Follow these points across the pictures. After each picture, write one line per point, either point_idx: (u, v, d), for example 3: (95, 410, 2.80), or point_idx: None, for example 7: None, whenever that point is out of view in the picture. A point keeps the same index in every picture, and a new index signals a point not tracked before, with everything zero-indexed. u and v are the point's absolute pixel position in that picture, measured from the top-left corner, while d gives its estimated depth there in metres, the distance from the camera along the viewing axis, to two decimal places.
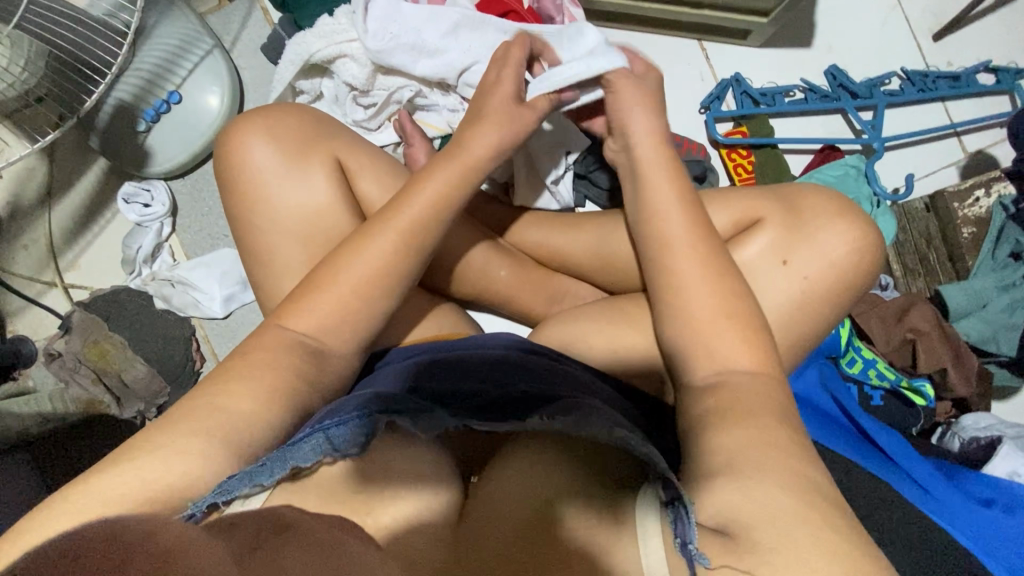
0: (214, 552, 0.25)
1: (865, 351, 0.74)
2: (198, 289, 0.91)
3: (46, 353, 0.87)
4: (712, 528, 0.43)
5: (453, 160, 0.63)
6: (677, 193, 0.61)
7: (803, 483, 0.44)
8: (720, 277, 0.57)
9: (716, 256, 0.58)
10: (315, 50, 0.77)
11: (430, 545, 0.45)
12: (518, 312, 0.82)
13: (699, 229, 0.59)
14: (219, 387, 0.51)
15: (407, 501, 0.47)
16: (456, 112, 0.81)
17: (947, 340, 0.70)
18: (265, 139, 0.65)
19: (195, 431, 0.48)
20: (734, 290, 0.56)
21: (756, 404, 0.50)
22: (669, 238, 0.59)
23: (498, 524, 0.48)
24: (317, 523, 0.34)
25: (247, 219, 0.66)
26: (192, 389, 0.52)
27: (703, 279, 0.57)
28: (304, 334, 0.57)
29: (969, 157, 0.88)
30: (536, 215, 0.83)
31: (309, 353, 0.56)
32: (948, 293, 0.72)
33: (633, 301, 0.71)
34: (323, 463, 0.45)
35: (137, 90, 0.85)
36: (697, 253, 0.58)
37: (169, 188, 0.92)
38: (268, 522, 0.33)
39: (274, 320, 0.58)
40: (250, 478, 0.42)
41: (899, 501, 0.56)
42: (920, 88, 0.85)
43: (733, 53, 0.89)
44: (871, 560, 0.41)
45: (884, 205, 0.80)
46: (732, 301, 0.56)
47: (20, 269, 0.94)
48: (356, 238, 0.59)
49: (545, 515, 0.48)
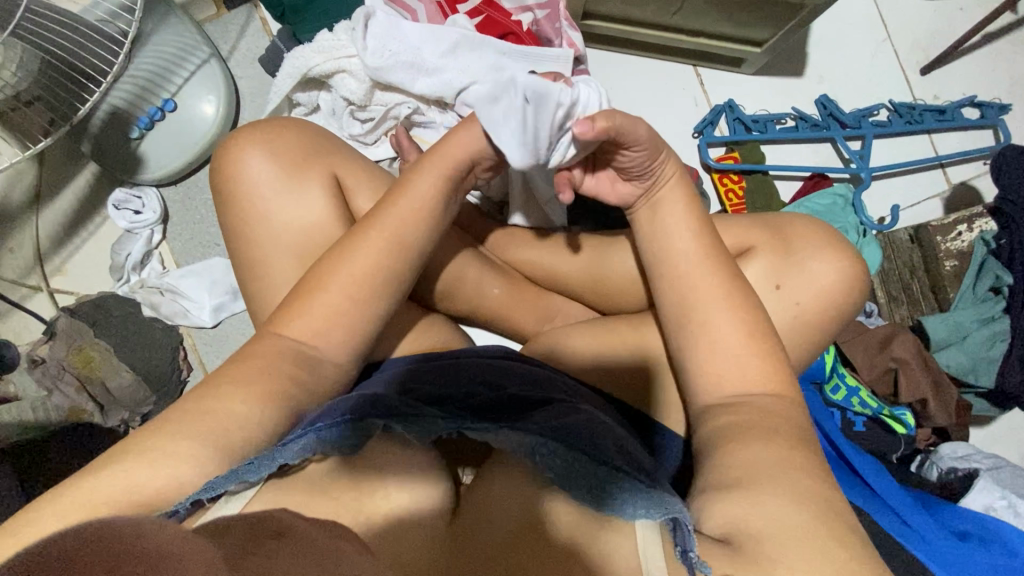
0: (205, 559, 0.26)
1: (849, 379, 0.75)
2: (186, 297, 0.91)
3: (29, 359, 0.87)
4: (718, 538, 0.45)
5: (451, 180, 0.63)
6: (680, 209, 0.61)
7: (791, 514, 0.44)
8: (728, 302, 0.57)
9: (717, 283, 0.58)
10: (314, 65, 0.77)
11: (420, 547, 0.46)
12: (510, 330, 0.82)
13: (702, 255, 0.59)
14: (206, 407, 0.50)
15: (401, 501, 0.48)
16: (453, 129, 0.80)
17: (927, 369, 0.72)
18: (261, 155, 0.65)
19: (180, 453, 0.47)
20: (735, 316, 0.56)
21: (745, 433, 0.51)
22: (681, 262, 0.60)
23: (486, 527, 0.49)
24: (315, 530, 0.36)
25: (242, 233, 0.66)
26: (178, 407, 0.52)
27: (711, 302, 0.57)
28: (297, 352, 0.57)
29: (952, 188, 0.90)
30: (530, 234, 0.83)
31: (300, 373, 0.56)
32: (930, 324, 0.74)
33: (624, 323, 0.72)
34: (312, 459, 0.46)
35: (131, 97, 0.85)
36: (689, 283, 0.59)
37: (160, 195, 0.91)
38: (265, 527, 0.34)
39: (266, 334, 0.58)
40: (237, 476, 0.43)
41: (881, 532, 0.56)
42: (907, 121, 0.87)
43: (727, 80, 0.90)
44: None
45: (870, 234, 0.82)
46: (732, 326, 0.56)
47: (6, 273, 0.93)
48: (351, 256, 0.59)
49: (533, 522, 0.48)
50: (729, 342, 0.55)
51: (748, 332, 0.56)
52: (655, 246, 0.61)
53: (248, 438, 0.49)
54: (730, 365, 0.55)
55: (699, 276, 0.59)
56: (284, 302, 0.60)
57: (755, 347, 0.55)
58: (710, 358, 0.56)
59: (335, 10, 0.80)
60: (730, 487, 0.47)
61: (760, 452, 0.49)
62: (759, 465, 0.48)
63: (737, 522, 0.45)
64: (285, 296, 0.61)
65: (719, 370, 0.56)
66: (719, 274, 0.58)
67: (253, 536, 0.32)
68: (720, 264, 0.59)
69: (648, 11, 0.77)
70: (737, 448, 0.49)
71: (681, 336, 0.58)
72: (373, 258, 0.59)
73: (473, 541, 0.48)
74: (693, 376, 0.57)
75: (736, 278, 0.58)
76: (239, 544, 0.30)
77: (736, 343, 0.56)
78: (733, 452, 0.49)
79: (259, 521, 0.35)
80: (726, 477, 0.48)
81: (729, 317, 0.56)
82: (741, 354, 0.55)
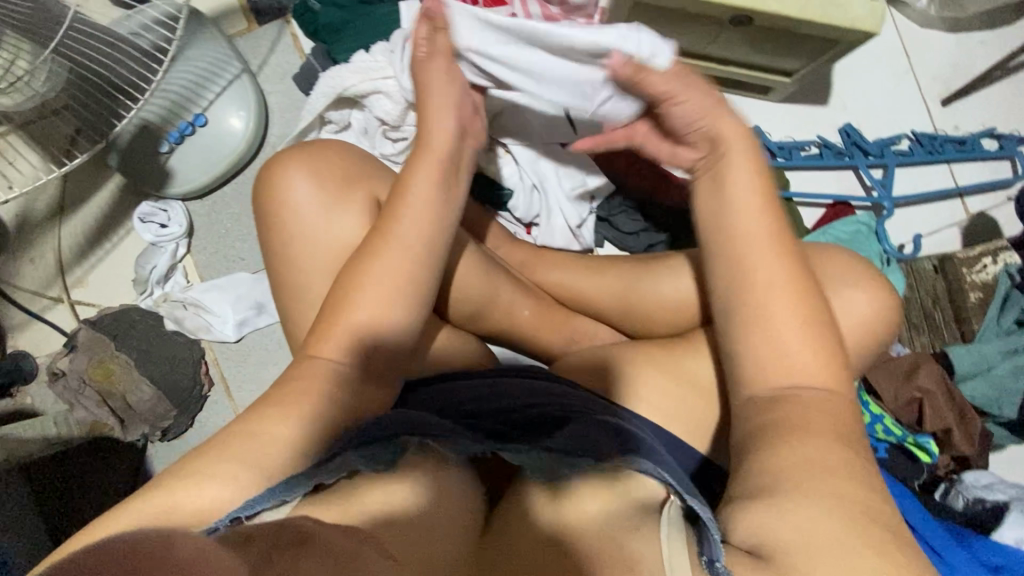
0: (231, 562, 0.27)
1: (873, 406, 0.75)
2: (210, 312, 0.90)
3: (50, 372, 0.87)
4: (747, 550, 0.44)
5: None
6: (748, 175, 0.55)
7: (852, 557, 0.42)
8: (787, 305, 0.53)
9: (788, 282, 0.53)
10: (349, 85, 0.78)
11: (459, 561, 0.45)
12: (538, 352, 0.82)
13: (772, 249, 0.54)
14: (252, 435, 0.50)
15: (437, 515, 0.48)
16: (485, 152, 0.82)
17: (951, 399, 0.73)
18: (303, 175, 0.65)
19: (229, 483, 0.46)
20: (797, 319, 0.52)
21: (799, 427, 0.49)
22: (740, 230, 0.54)
23: (524, 541, 0.48)
24: (331, 532, 0.37)
25: (282, 255, 0.67)
26: (224, 433, 0.51)
27: (781, 298, 0.52)
28: (341, 379, 0.56)
29: (971, 218, 0.92)
30: (559, 256, 0.84)
31: (344, 400, 0.55)
32: (955, 355, 0.75)
33: (656, 349, 0.72)
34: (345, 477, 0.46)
35: (163, 112, 0.86)
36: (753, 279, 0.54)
37: (186, 209, 0.91)
38: (288, 532, 0.36)
39: (308, 359, 0.58)
40: (274, 495, 0.42)
41: None
42: (929, 151, 0.89)
43: (754, 107, 0.92)
44: None
45: (892, 262, 0.84)
46: (793, 333, 0.52)
47: (26, 283, 0.92)
48: (394, 281, 0.59)
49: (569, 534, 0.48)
50: (788, 351, 0.52)
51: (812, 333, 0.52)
52: (714, 214, 0.55)
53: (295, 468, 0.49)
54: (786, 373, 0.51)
55: (760, 249, 0.53)
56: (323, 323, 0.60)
57: (814, 353, 0.52)
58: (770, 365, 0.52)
59: (371, 30, 0.80)
60: (757, 496, 0.46)
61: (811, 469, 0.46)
62: (807, 482, 0.46)
63: (768, 530, 0.44)
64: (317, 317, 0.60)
65: (778, 370, 0.52)
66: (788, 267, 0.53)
67: (276, 546, 0.34)
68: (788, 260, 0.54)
69: (682, 39, 0.78)
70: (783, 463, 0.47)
71: (728, 309, 0.55)
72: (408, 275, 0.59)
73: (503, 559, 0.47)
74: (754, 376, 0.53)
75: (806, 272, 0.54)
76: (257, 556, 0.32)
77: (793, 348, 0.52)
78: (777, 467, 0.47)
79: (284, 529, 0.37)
80: (755, 484, 0.47)
81: (786, 295, 0.52)
82: (801, 360, 0.51)
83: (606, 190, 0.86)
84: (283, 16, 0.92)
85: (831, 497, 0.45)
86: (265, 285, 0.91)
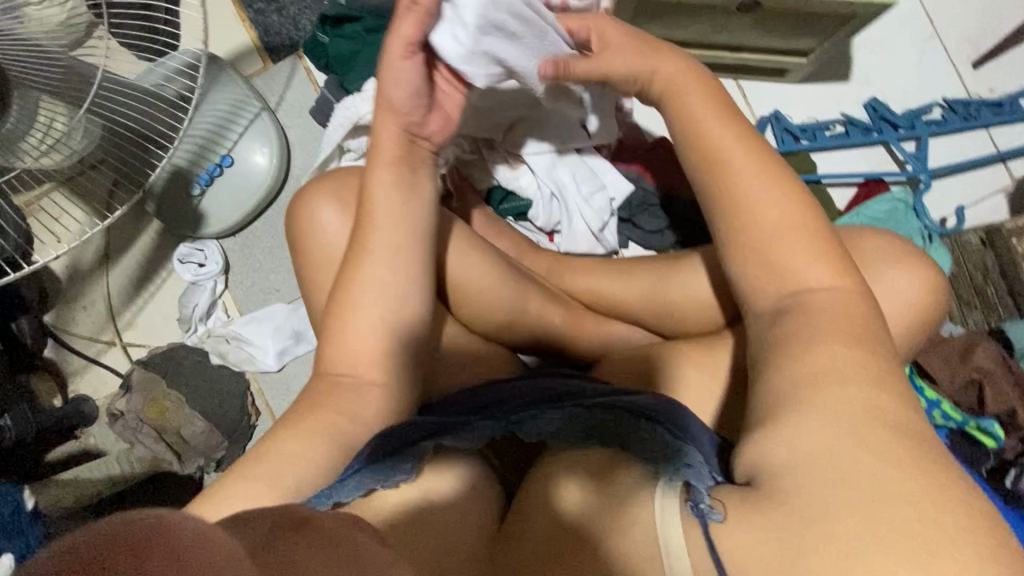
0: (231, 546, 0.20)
1: (953, 412, 0.71)
2: (252, 344, 0.93)
3: (110, 413, 0.91)
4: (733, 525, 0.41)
5: None
6: (802, 274, 0.51)
7: None
8: (829, 316, 0.48)
9: (822, 301, 0.49)
10: (364, 114, 0.80)
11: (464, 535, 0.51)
12: (570, 359, 0.81)
13: (818, 272, 0.51)
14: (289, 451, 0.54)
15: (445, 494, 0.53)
16: (512, 175, 0.83)
17: (1010, 376, 0.70)
18: (328, 206, 0.68)
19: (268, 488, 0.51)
20: (838, 329, 0.47)
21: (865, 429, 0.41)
22: (799, 304, 0.50)
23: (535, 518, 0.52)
24: (333, 517, 0.29)
25: (313, 282, 0.69)
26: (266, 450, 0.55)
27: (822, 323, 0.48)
28: (367, 390, 0.60)
29: (1017, 183, 0.86)
30: (586, 262, 0.83)
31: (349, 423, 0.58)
32: (1013, 331, 0.73)
33: (692, 349, 0.71)
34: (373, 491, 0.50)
35: (192, 155, 0.89)
36: (809, 311, 0.49)
37: (221, 247, 0.95)
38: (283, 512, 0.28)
39: (327, 378, 0.61)
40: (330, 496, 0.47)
41: None
42: (964, 117, 0.85)
43: (772, 90, 0.89)
44: None
45: (935, 238, 0.80)
46: (839, 337, 0.46)
47: (81, 330, 0.97)
48: (405, 299, 0.63)
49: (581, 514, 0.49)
50: (832, 351, 0.46)
51: (853, 341, 0.46)
52: (771, 286, 0.52)
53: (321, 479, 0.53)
54: (820, 361, 0.45)
55: (811, 317, 0.48)
56: (344, 337, 0.62)
57: (851, 333, 0.47)
58: (803, 368, 0.46)
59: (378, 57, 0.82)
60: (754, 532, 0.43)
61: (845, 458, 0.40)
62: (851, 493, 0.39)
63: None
64: (343, 337, 0.62)
65: (821, 394, 0.44)
66: (834, 299, 0.50)
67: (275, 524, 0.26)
68: (856, 312, 0.49)
69: (690, 31, 0.77)
70: (814, 447, 0.41)
71: (784, 335, 0.49)
72: (410, 270, 0.63)
73: (519, 552, 0.50)
74: (768, 382, 0.47)
75: (864, 323, 0.48)
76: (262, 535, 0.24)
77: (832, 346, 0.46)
78: (806, 466, 0.41)
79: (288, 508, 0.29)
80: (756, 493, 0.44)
81: (820, 311, 0.49)
82: (848, 350, 0.45)
83: (624, 191, 0.85)
84: (294, 52, 0.94)
85: (865, 479, 0.39)
86: (301, 313, 0.94)
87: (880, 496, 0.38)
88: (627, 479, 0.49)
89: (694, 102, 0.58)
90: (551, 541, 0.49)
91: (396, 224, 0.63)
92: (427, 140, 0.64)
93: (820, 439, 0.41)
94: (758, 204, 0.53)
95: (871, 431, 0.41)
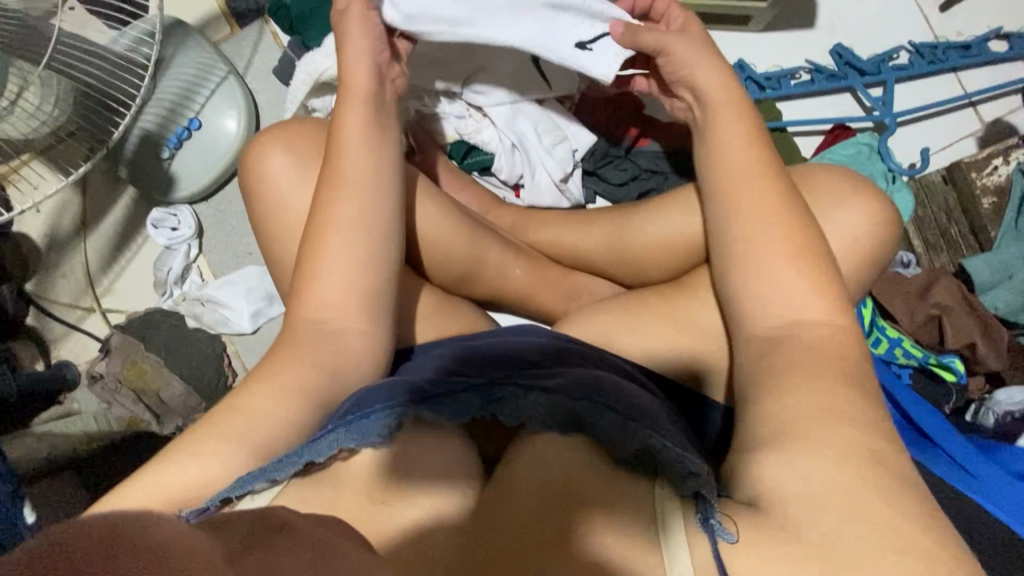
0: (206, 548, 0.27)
1: (914, 350, 0.71)
2: (226, 306, 0.94)
3: (90, 375, 0.92)
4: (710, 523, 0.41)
5: None
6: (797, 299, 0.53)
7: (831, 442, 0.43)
8: (814, 353, 0.50)
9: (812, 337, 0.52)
10: (324, 69, 0.80)
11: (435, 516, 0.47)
12: (536, 312, 0.82)
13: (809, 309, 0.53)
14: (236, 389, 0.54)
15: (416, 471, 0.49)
16: (472, 126, 0.84)
17: (973, 313, 0.70)
18: (283, 155, 0.68)
19: (216, 435, 0.50)
20: (823, 367, 0.49)
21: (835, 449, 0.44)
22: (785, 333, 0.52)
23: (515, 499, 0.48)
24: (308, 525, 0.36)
25: (271, 231, 0.70)
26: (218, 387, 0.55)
27: (807, 356, 0.50)
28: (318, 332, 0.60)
29: (987, 126, 0.85)
30: (551, 215, 0.83)
31: (329, 371, 0.56)
32: (972, 266, 0.73)
33: (652, 293, 0.71)
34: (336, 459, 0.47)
35: (160, 119, 0.90)
36: (797, 345, 0.51)
37: (194, 212, 0.96)
38: (264, 522, 0.34)
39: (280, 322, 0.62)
40: (267, 470, 0.45)
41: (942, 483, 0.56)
42: (930, 60, 0.83)
43: (735, 39, 0.89)
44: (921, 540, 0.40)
45: (900, 180, 0.80)
46: (826, 376, 0.49)
47: (61, 297, 0.99)
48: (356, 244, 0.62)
49: (572, 508, 0.46)
50: (816, 386, 0.48)
51: (836, 379, 0.48)
52: (752, 311, 0.55)
53: (276, 431, 0.51)
54: (807, 396, 0.48)
55: (800, 349, 0.51)
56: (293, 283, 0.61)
57: (833, 370, 0.49)
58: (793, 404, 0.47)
59: None
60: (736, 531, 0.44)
61: (827, 486, 0.42)
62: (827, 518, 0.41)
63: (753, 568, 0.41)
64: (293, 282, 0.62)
65: (810, 427, 0.46)
66: (823, 335, 0.52)
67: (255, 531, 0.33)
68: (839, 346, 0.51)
69: None
70: (799, 477, 0.43)
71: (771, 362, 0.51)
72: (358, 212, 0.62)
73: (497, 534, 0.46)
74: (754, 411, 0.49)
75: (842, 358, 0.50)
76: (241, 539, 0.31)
77: (818, 385, 0.48)
78: (786, 487, 0.43)
79: (262, 515, 0.36)
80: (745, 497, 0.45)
81: (804, 343, 0.51)
82: (829, 387, 0.48)
83: (587, 142, 0.85)
84: (261, 16, 0.96)
85: (840, 509, 0.41)
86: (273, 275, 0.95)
87: (851, 517, 0.41)
88: (626, 485, 0.46)
89: (717, 129, 0.60)
90: (528, 528, 0.45)
91: (336, 166, 0.61)
92: (378, 84, 0.65)
93: (813, 467, 0.43)
94: (761, 236, 0.55)
95: (847, 463, 0.43)
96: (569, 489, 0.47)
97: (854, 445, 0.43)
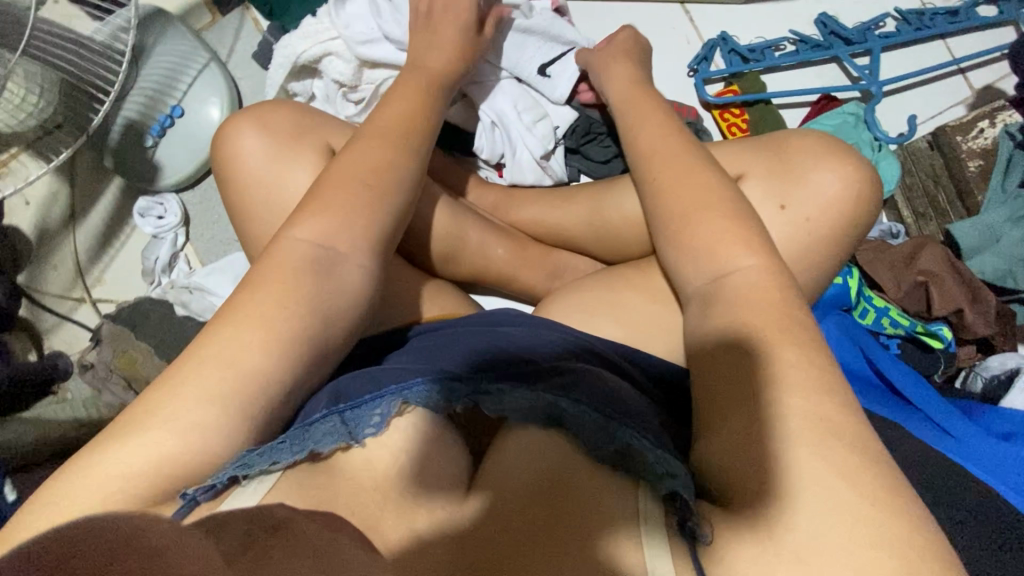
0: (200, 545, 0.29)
1: (902, 317, 0.71)
2: (213, 293, 0.93)
3: (80, 364, 0.91)
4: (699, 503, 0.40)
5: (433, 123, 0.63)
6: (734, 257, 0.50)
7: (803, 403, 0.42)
8: (766, 308, 0.47)
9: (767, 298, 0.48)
10: (300, 52, 0.80)
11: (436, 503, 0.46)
12: (520, 290, 0.81)
13: (754, 270, 0.49)
14: None
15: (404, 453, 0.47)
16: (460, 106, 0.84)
17: (960, 279, 0.69)
18: (257, 134, 0.68)
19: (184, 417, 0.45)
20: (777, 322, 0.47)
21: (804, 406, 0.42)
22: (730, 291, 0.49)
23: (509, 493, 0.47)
24: (308, 523, 0.38)
25: (247, 211, 0.70)
26: None
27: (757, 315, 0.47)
28: None
29: (978, 93, 0.84)
30: (532, 194, 0.83)
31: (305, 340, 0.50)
32: (959, 231, 0.72)
33: (633, 267, 0.70)
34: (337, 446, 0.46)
35: (142, 108, 0.91)
36: (745, 300, 0.48)
37: (180, 201, 0.97)
38: (261, 520, 0.37)
39: None
40: (272, 454, 0.43)
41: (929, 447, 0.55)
42: (917, 27, 0.81)
43: (716, 13, 0.88)
44: (896, 500, 0.39)
45: (886, 149, 0.78)
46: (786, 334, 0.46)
47: (52, 288, 0.99)
48: None
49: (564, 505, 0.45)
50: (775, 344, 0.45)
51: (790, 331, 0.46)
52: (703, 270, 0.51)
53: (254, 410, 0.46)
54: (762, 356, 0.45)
55: (752, 301, 0.48)
56: None
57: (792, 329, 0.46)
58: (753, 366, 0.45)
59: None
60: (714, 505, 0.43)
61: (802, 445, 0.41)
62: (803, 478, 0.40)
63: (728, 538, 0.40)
64: None
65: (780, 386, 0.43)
66: (771, 294, 0.48)
67: (252, 528, 0.36)
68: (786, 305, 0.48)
69: None
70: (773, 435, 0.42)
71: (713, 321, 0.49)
72: None
73: (490, 528, 0.45)
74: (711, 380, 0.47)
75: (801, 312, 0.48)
76: (235, 542, 0.34)
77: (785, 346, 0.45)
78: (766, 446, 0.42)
79: (256, 514, 0.37)
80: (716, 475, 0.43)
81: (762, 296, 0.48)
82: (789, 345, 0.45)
83: (567, 118, 0.84)
84: (242, 4, 0.97)
85: (810, 464, 0.40)
86: None
87: (824, 473, 0.39)
88: (608, 491, 0.44)
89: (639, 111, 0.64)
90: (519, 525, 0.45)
91: None
92: None
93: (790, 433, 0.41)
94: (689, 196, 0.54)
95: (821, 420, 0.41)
96: (557, 490, 0.46)
97: (826, 404, 0.42)
